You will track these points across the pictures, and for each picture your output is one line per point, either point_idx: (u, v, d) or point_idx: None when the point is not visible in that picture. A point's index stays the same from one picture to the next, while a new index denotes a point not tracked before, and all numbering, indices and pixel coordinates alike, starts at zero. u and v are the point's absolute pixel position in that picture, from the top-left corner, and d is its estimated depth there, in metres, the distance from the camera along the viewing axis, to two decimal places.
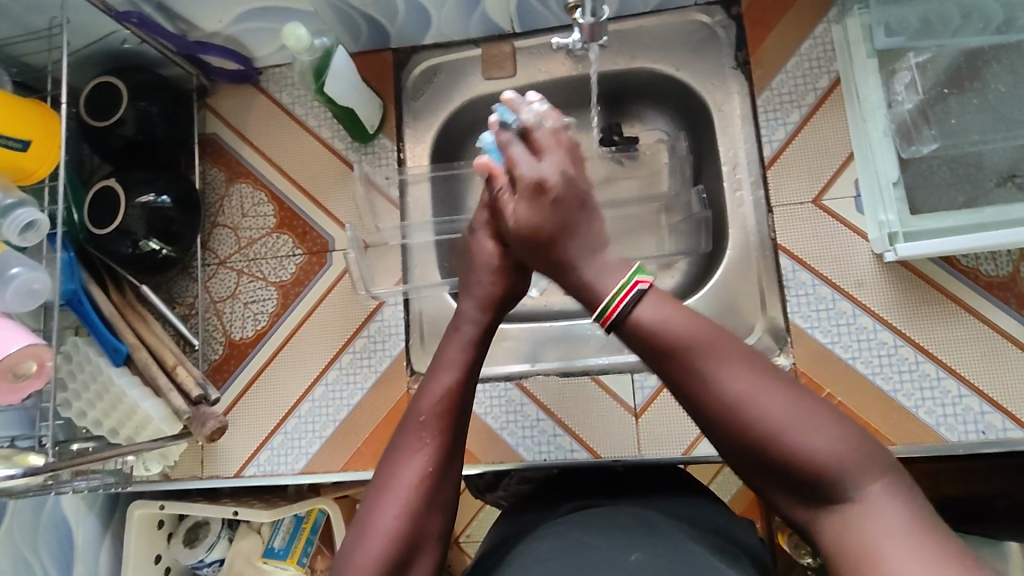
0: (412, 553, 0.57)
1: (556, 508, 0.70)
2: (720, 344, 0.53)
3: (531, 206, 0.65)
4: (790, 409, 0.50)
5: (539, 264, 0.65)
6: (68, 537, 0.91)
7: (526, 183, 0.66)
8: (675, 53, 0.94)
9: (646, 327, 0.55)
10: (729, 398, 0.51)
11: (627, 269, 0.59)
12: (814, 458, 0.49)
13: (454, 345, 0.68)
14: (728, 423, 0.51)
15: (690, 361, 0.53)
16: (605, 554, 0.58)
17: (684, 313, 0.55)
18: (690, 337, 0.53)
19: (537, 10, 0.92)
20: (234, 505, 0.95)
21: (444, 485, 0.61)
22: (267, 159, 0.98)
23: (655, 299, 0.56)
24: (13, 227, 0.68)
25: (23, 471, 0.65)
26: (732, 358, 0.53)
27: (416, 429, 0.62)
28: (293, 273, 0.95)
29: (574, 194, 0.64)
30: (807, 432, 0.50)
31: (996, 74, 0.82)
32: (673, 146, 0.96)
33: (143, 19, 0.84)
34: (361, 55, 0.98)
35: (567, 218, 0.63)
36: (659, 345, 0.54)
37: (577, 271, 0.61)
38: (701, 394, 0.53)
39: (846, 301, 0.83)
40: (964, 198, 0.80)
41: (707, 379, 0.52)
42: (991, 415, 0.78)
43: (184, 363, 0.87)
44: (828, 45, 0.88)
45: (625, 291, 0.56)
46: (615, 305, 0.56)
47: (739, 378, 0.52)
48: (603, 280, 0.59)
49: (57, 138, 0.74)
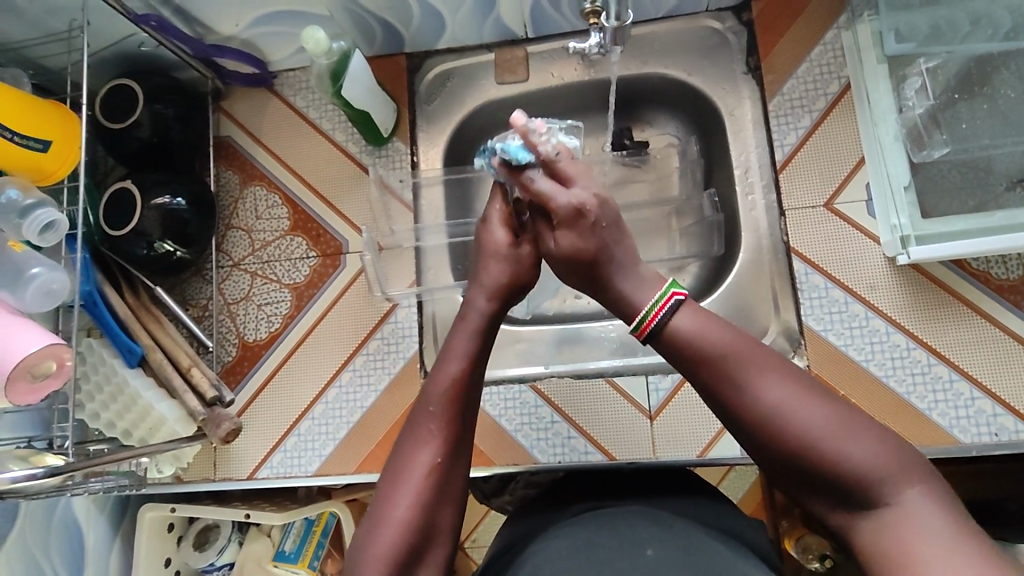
0: (424, 544, 0.58)
1: (570, 508, 0.70)
2: (755, 354, 0.54)
3: (572, 233, 0.64)
4: (826, 416, 0.51)
5: (582, 283, 0.65)
6: (79, 539, 0.91)
7: (563, 211, 0.64)
8: (686, 58, 0.95)
9: (682, 339, 0.56)
10: (764, 407, 0.52)
11: (661, 284, 0.60)
12: (851, 464, 0.50)
13: (463, 329, 0.67)
14: (764, 431, 0.52)
15: (724, 371, 0.54)
16: (624, 551, 0.59)
17: (720, 324, 0.56)
18: (726, 346, 0.54)
19: (550, 15, 0.93)
20: (246, 508, 0.95)
21: (457, 478, 0.61)
22: (282, 162, 0.98)
23: (690, 310, 0.57)
24: (33, 227, 0.68)
25: (44, 470, 0.65)
26: (768, 367, 0.54)
27: (428, 419, 0.62)
28: (307, 275, 0.95)
29: (609, 213, 0.63)
30: (845, 438, 0.50)
31: (1005, 80, 0.82)
32: (684, 150, 0.97)
33: (162, 23, 0.85)
34: (376, 59, 0.99)
35: (605, 240, 0.63)
36: (693, 356, 0.55)
37: (615, 286, 0.62)
38: (736, 402, 0.54)
39: (859, 305, 0.84)
40: (974, 202, 0.81)
41: (741, 388, 0.53)
42: (1004, 416, 0.78)
43: (198, 364, 0.87)
44: (838, 50, 0.89)
45: (663, 300, 0.58)
46: (651, 317, 0.58)
47: (774, 387, 0.53)
48: (638, 293, 0.60)
49: (76, 139, 0.74)
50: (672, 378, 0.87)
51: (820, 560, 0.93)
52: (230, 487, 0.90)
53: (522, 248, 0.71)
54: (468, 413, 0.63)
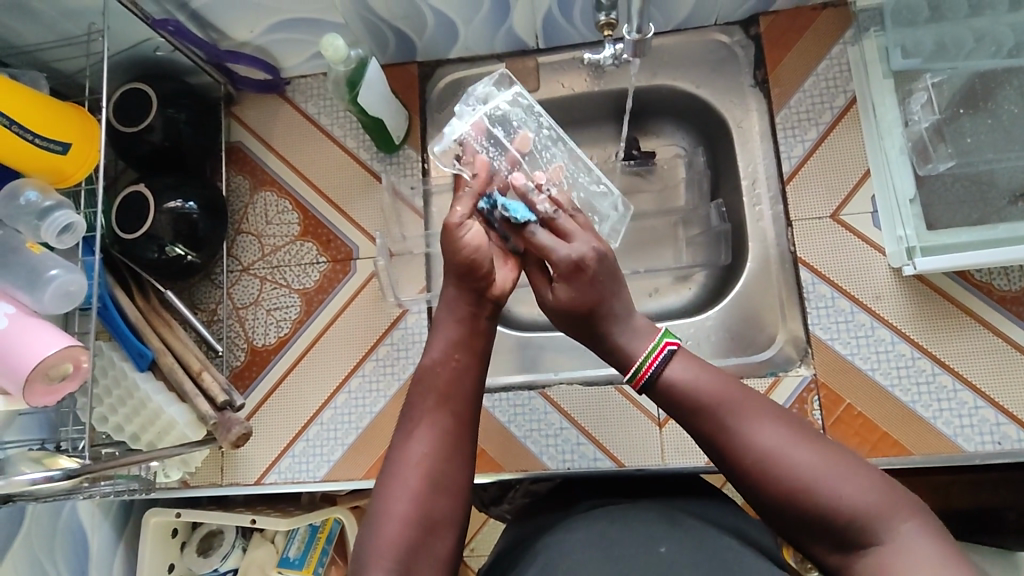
0: (426, 535, 0.57)
1: (579, 505, 0.71)
2: (747, 401, 0.55)
3: (569, 286, 0.64)
4: (824, 460, 0.52)
5: (580, 334, 0.65)
6: (84, 545, 0.90)
7: (564, 265, 0.64)
8: (695, 71, 0.97)
9: (675, 386, 0.57)
10: (760, 450, 0.53)
11: (654, 334, 0.62)
12: (851, 503, 0.50)
13: (447, 321, 0.67)
14: (763, 476, 0.52)
15: (719, 415, 0.55)
16: (635, 548, 0.59)
17: (712, 372, 0.58)
18: (721, 392, 0.56)
19: (562, 26, 0.94)
20: (251, 513, 0.95)
21: (458, 465, 0.61)
22: (293, 169, 0.99)
23: (680, 360, 0.59)
24: (51, 229, 0.68)
25: (61, 473, 0.64)
26: (762, 413, 0.55)
27: (422, 404, 0.63)
28: (316, 280, 0.95)
29: (607, 268, 0.64)
30: (842, 479, 0.51)
31: (1008, 96, 0.84)
32: (689, 162, 1.02)
33: (179, 27, 0.85)
34: (388, 66, 1.00)
35: (603, 293, 0.63)
36: (688, 403, 0.56)
37: (612, 338, 0.63)
38: (732, 448, 0.54)
39: (865, 314, 0.85)
40: (977, 215, 0.82)
41: (737, 432, 0.54)
42: (1007, 425, 0.79)
43: (208, 369, 0.87)
44: (844, 65, 0.90)
45: (654, 353, 0.59)
46: (644, 369, 0.59)
47: (763, 432, 0.53)
48: (631, 345, 0.62)
49: (95, 142, 0.74)
50: None
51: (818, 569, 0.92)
52: (237, 492, 0.90)
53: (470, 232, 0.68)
54: (467, 402, 0.64)
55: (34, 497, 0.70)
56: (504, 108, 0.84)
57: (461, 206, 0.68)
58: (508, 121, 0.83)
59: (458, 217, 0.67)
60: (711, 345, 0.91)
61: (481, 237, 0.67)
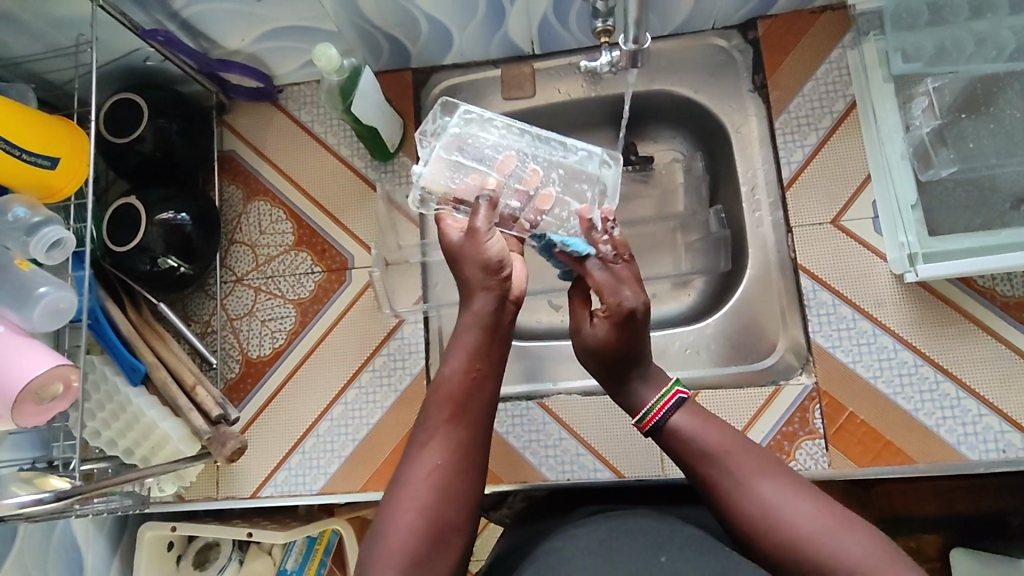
0: (433, 548, 0.56)
1: (577, 513, 0.70)
2: (748, 458, 0.60)
3: (610, 327, 0.67)
4: (820, 518, 0.55)
5: (604, 371, 0.68)
6: (78, 560, 0.89)
7: (614, 308, 0.66)
8: (693, 76, 0.95)
9: (680, 436, 0.63)
10: (758, 504, 0.57)
11: (664, 382, 0.67)
12: (844, 559, 0.53)
13: (467, 327, 0.65)
14: (763, 530, 0.56)
15: (720, 468, 0.60)
16: (634, 558, 0.58)
17: (717, 426, 0.63)
18: (724, 445, 0.61)
19: (558, 32, 0.93)
20: (248, 526, 0.93)
21: (469, 478, 0.60)
22: (286, 177, 0.98)
23: (687, 410, 0.64)
24: (40, 245, 0.67)
25: (51, 495, 0.63)
26: (761, 469, 0.59)
27: (435, 413, 0.62)
28: (312, 290, 0.94)
29: (648, 320, 0.67)
30: (834, 536, 0.54)
31: (1009, 100, 0.83)
32: (688, 166, 0.99)
33: (169, 37, 0.84)
34: (382, 73, 0.99)
35: (637, 340, 0.66)
36: (694, 455, 0.61)
37: (629, 381, 0.67)
38: (731, 501, 0.58)
39: (867, 321, 0.84)
40: (979, 220, 0.81)
41: (738, 486, 0.58)
42: (1011, 433, 0.78)
43: (203, 383, 0.86)
44: (844, 69, 0.89)
45: (665, 398, 0.65)
46: (655, 412, 0.64)
47: (758, 482, 0.58)
48: (641, 389, 0.67)
49: (84, 155, 0.73)
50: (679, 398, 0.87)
51: None
52: (233, 506, 0.89)
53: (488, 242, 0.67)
54: (480, 413, 0.63)
55: (25, 518, 0.68)
56: (456, 131, 0.79)
57: (482, 216, 0.67)
58: (468, 143, 0.79)
59: (482, 225, 0.67)
60: (711, 353, 0.90)
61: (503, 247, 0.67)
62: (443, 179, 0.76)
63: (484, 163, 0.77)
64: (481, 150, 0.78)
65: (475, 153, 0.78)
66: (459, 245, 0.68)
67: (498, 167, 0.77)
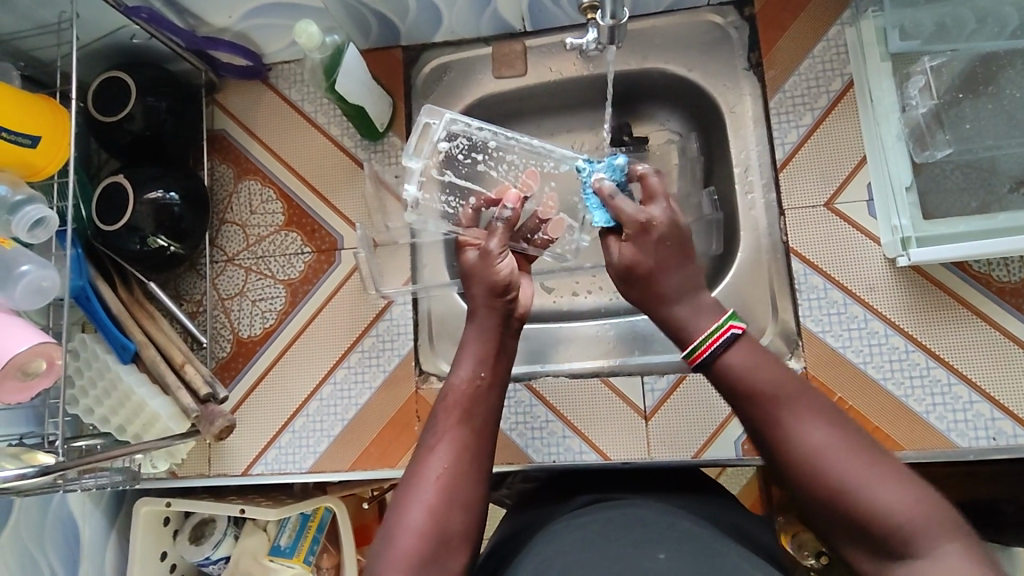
0: (439, 550, 0.54)
1: (568, 502, 0.68)
2: (806, 398, 0.53)
3: (634, 245, 0.64)
4: (871, 467, 0.50)
5: (636, 299, 0.65)
6: (75, 533, 0.90)
7: (630, 224, 0.65)
8: (687, 53, 0.93)
9: (731, 371, 0.56)
10: (807, 446, 0.51)
11: (721, 314, 0.60)
12: (891, 511, 0.48)
13: (472, 339, 0.67)
14: (805, 475, 0.51)
15: (772, 406, 0.53)
16: (634, 546, 0.55)
17: (774, 362, 0.55)
18: (777, 382, 0.54)
19: (549, 9, 0.91)
20: (241, 503, 0.94)
21: (475, 481, 0.58)
22: (277, 158, 0.97)
23: (742, 346, 0.57)
24: (22, 224, 0.67)
25: (34, 469, 0.63)
26: (816, 410, 0.53)
27: (443, 417, 0.61)
28: (302, 271, 0.94)
29: (675, 235, 0.64)
30: (886, 485, 0.49)
31: (1011, 79, 0.81)
32: (683, 147, 0.96)
33: (153, 14, 0.83)
34: (371, 51, 0.98)
35: (666, 257, 0.63)
36: (744, 387, 0.55)
37: (668, 308, 0.62)
38: (778, 441, 0.53)
39: (858, 306, 0.83)
40: (977, 204, 0.79)
41: (788, 424, 0.52)
42: (1002, 420, 0.77)
43: (192, 361, 0.86)
44: (842, 46, 0.87)
45: (716, 333, 0.58)
46: (702, 349, 0.58)
47: (809, 425, 0.52)
48: (696, 319, 0.60)
49: (66, 134, 0.73)
50: (668, 378, 0.87)
51: (816, 557, 0.89)
52: (225, 482, 0.91)
53: (498, 259, 0.71)
54: (488, 418, 0.62)
55: (14, 493, 0.70)
56: (445, 148, 0.82)
57: (495, 239, 0.73)
58: (456, 158, 0.83)
59: (495, 249, 0.72)
60: None
61: (513, 267, 0.71)
62: (438, 201, 0.82)
63: (478, 179, 0.83)
64: (476, 168, 0.84)
65: (471, 174, 0.83)
66: (471, 265, 0.72)
67: (496, 185, 0.83)
